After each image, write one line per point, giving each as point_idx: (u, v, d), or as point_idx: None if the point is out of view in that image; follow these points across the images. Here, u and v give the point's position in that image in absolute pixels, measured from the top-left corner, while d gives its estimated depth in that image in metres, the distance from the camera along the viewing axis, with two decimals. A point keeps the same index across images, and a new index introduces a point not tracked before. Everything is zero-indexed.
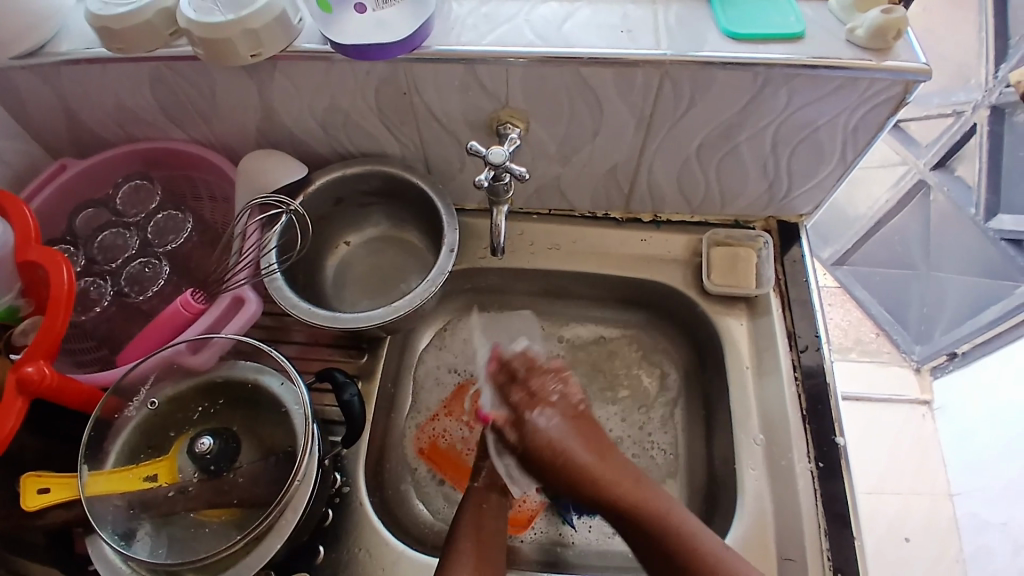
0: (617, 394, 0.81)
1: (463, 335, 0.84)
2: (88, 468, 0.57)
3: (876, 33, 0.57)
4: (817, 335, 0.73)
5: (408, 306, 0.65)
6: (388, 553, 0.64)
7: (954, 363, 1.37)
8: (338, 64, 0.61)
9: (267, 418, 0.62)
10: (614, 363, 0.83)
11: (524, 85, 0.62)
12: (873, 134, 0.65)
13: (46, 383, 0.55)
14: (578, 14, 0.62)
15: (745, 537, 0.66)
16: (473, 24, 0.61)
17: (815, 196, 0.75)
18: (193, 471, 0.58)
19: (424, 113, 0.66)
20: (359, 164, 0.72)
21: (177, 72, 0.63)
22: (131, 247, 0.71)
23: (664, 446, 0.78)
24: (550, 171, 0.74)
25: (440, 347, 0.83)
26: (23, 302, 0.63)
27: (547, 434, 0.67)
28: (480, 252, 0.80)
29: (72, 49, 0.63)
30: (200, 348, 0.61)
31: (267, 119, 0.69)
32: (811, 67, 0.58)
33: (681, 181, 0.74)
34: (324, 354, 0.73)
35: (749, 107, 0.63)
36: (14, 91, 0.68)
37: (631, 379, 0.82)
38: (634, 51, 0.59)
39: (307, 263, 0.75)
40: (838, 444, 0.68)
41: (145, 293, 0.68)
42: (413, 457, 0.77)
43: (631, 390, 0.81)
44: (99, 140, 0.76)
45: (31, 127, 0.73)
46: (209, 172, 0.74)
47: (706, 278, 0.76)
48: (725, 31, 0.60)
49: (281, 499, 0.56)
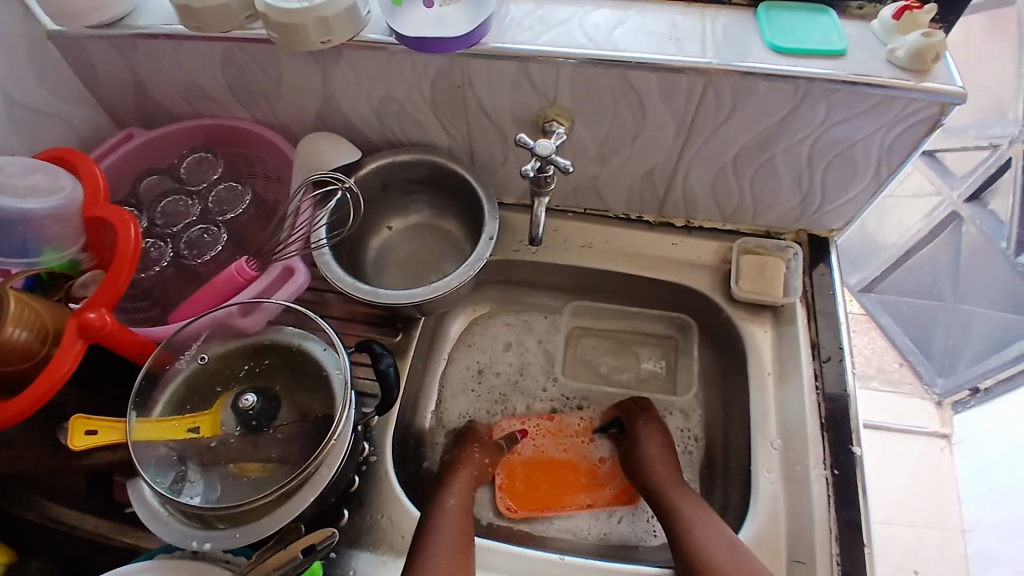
0: (625, 381, 0.85)
1: (489, 330, 0.87)
2: (136, 415, 0.60)
3: (914, 56, 0.59)
4: (841, 347, 0.74)
5: (445, 287, 0.68)
6: (408, 521, 0.67)
7: (976, 398, 1.35)
8: (398, 55, 0.65)
9: (306, 384, 0.66)
10: (617, 355, 0.86)
11: (572, 85, 0.65)
12: (908, 153, 0.66)
13: (106, 330, 0.59)
14: (629, 22, 0.65)
15: (757, 537, 0.67)
16: (529, 25, 0.65)
17: (847, 212, 0.76)
18: (235, 425, 0.62)
19: (474, 107, 0.70)
20: (408, 152, 0.76)
21: (247, 54, 0.68)
22: (191, 214, 0.75)
23: (697, 433, 0.80)
24: (589, 171, 0.77)
25: (473, 343, 0.86)
26: (85, 257, 0.67)
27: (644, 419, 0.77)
28: (515, 246, 0.83)
29: (150, 24, 0.67)
30: (250, 312, 0.65)
31: (325, 103, 0.73)
32: (850, 83, 0.60)
33: (716, 189, 0.76)
34: (360, 330, 0.77)
35: (787, 119, 0.65)
36: (92, 60, 0.73)
37: (637, 368, 0.85)
38: (679, 58, 0.61)
39: (351, 242, 0.78)
40: (855, 453, 0.69)
41: (201, 257, 0.72)
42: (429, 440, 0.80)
43: (638, 379, 0.85)
44: (163, 113, 0.80)
45: (103, 96, 0.78)
46: (266, 151, 0.78)
47: (734, 284, 0.78)
48: (770, 44, 0.62)
49: (317, 455, 0.59)
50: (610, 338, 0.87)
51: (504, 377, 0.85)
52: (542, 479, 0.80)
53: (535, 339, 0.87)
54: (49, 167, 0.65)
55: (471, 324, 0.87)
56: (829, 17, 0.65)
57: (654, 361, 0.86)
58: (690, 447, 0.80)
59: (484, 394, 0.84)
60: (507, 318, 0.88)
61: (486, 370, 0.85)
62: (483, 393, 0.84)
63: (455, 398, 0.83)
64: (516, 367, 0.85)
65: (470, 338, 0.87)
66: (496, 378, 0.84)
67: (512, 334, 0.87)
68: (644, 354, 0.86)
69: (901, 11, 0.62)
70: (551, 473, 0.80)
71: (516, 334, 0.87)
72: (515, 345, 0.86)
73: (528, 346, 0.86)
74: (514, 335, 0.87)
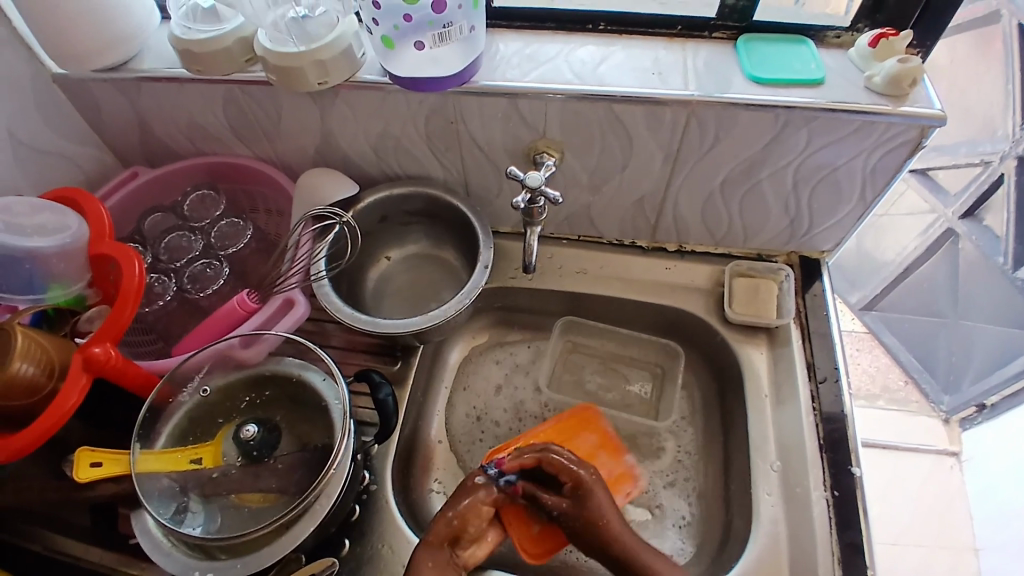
0: (614, 404, 0.84)
1: (480, 372, 0.86)
2: (140, 447, 0.61)
3: (891, 81, 0.61)
4: (836, 366, 0.75)
5: (442, 316, 0.70)
6: (409, 551, 0.67)
7: (983, 415, 1.35)
8: (393, 94, 0.67)
9: (306, 414, 0.67)
10: (605, 379, 0.86)
11: (561, 119, 0.68)
12: (891, 175, 0.68)
13: (111, 363, 0.60)
14: (613, 57, 0.68)
15: (757, 560, 0.66)
16: (518, 63, 0.68)
17: (836, 234, 0.78)
18: (236, 455, 0.63)
19: (467, 141, 0.72)
20: (404, 185, 0.79)
21: (249, 95, 0.71)
22: (195, 250, 0.78)
23: (690, 448, 0.80)
24: (581, 200, 0.79)
25: (467, 389, 0.85)
26: (91, 293, 0.69)
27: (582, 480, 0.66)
28: (511, 273, 0.85)
29: (155, 68, 0.71)
30: (251, 344, 0.66)
31: (324, 140, 0.76)
32: (830, 110, 0.62)
33: (706, 214, 0.78)
34: (360, 360, 0.78)
35: (770, 146, 0.67)
36: (98, 102, 0.76)
37: (627, 392, 0.85)
38: (663, 91, 0.64)
39: (351, 274, 0.80)
40: (855, 474, 0.69)
41: (204, 291, 0.74)
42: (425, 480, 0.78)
43: (628, 402, 0.85)
44: (168, 151, 0.83)
45: (109, 136, 0.82)
46: (266, 186, 0.81)
47: (727, 306, 0.79)
48: (750, 76, 0.64)
49: (317, 484, 0.59)
50: (598, 363, 0.87)
51: (503, 424, 0.82)
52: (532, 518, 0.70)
53: (524, 373, 0.86)
54: (56, 206, 0.67)
55: (457, 365, 0.87)
56: (806, 47, 0.67)
57: (642, 384, 0.86)
58: (683, 458, 0.79)
59: (491, 443, 0.81)
60: (496, 357, 0.87)
61: (480, 409, 0.84)
62: (482, 435, 0.82)
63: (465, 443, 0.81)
64: (511, 413, 0.83)
65: (467, 374, 0.86)
66: (495, 427, 0.82)
67: (502, 376, 0.86)
68: (636, 377, 0.86)
69: (876, 39, 0.64)
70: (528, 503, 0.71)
71: (512, 363, 0.87)
72: (505, 388, 0.85)
73: (518, 383, 0.85)
74: (509, 372, 0.86)
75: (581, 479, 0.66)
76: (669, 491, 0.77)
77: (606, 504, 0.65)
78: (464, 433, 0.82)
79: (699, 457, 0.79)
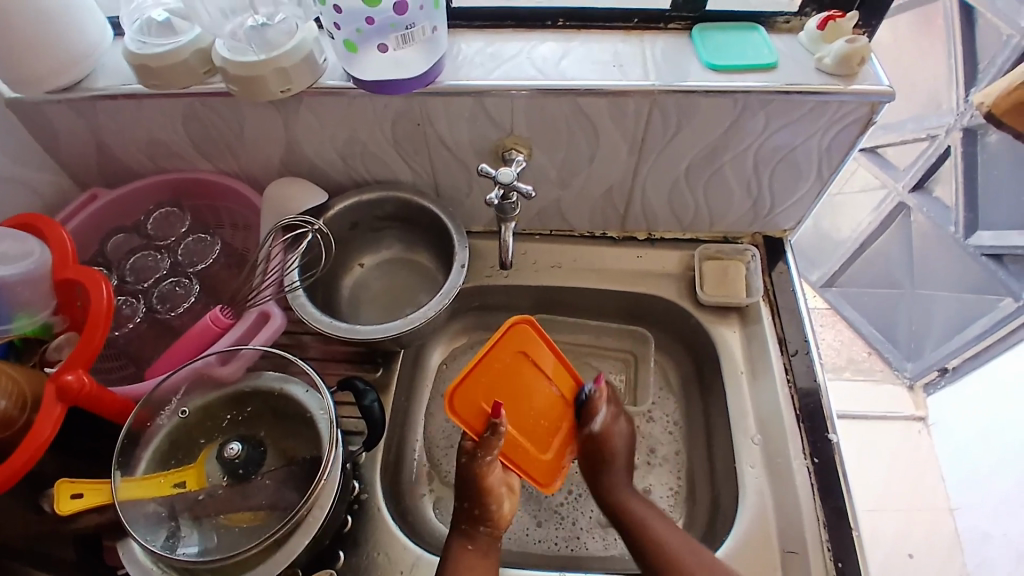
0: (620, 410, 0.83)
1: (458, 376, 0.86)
2: (120, 474, 0.59)
3: (841, 61, 0.64)
4: (806, 340, 0.78)
5: (421, 319, 0.69)
6: (406, 556, 0.67)
7: (947, 377, 1.42)
8: (357, 98, 0.67)
9: (290, 428, 0.66)
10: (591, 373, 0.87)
11: (527, 116, 0.68)
12: (845, 152, 0.71)
13: (84, 391, 0.58)
14: (574, 52, 0.69)
15: (749, 531, 0.68)
16: (481, 62, 0.68)
17: (796, 213, 0.81)
18: (221, 475, 0.62)
19: (435, 142, 0.72)
20: (374, 190, 0.78)
21: (209, 107, 0.69)
22: (161, 269, 0.76)
23: (675, 417, 0.83)
24: (551, 195, 0.80)
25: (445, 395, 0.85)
26: (57, 320, 0.66)
27: (623, 436, 0.74)
28: (487, 271, 0.85)
29: (109, 85, 0.69)
30: (228, 360, 0.65)
31: (288, 150, 0.75)
32: (785, 93, 0.64)
33: (673, 201, 0.80)
34: (341, 369, 0.78)
35: (730, 131, 0.69)
36: (49, 124, 0.73)
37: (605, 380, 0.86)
38: (624, 82, 0.65)
39: (325, 283, 0.80)
40: (831, 440, 0.72)
41: (174, 310, 0.73)
42: (416, 483, 0.78)
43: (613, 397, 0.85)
44: (128, 170, 0.81)
45: (65, 160, 0.79)
46: (232, 201, 0.79)
47: (700, 290, 0.81)
48: (706, 63, 0.66)
49: (309, 497, 0.59)
50: (577, 351, 0.88)
51: None
52: (539, 451, 0.71)
53: None
54: (15, 232, 0.65)
55: (436, 363, 0.87)
56: (758, 33, 0.70)
57: (615, 375, 0.87)
58: (671, 429, 0.82)
59: None
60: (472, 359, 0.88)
61: None
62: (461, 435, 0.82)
63: (448, 449, 0.81)
64: None
65: (449, 376, 0.86)
66: None
67: None
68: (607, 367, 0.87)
69: (825, 21, 0.67)
70: (520, 412, 0.70)
71: None
72: None
73: None
74: None
75: (619, 419, 0.74)
76: (659, 469, 0.79)
77: (623, 433, 0.73)
78: (448, 432, 0.82)
79: (684, 426, 0.82)
